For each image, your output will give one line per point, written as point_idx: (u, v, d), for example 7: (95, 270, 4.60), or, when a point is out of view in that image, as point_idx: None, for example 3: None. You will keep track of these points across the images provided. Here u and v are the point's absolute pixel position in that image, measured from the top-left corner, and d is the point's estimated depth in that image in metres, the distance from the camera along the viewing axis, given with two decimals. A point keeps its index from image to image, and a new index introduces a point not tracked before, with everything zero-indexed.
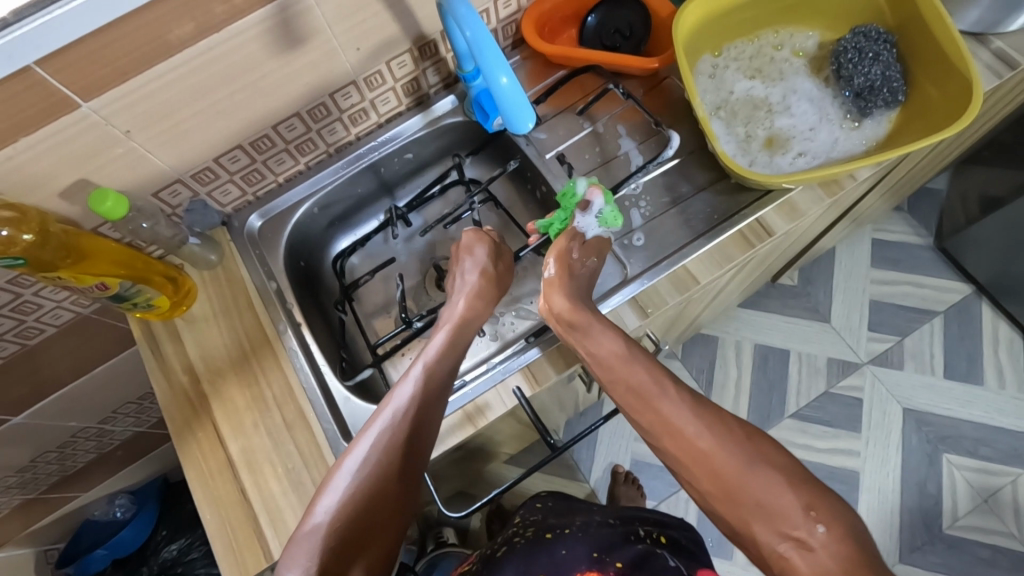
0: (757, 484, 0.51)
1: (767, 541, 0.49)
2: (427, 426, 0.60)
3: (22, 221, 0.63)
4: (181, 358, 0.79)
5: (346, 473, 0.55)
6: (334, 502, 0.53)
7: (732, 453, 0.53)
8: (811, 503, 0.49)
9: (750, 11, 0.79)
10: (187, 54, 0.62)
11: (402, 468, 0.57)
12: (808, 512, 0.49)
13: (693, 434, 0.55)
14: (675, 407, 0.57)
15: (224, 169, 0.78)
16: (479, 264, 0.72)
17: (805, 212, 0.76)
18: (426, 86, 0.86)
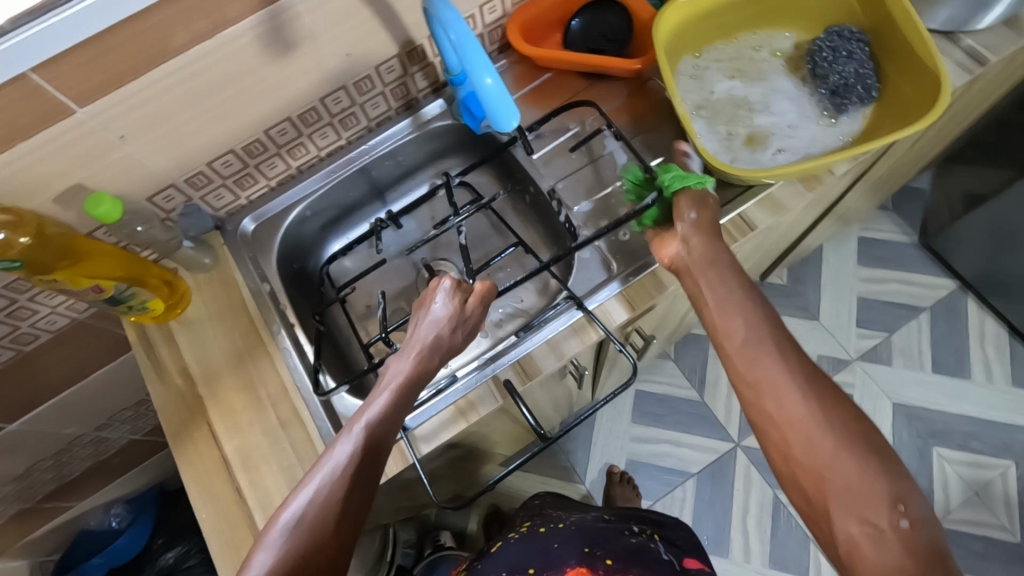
0: (846, 466, 0.50)
1: (846, 526, 0.49)
2: (369, 481, 0.59)
3: (19, 224, 0.64)
4: (176, 360, 0.80)
5: (280, 529, 0.55)
6: (268, 559, 0.53)
7: (829, 442, 0.51)
8: (899, 496, 0.48)
9: (729, 13, 0.82)
10: (182, 60, 0.64)
11: (340, 525, 0.56)
12: (896, 505, 0.47)
13: (779, 408, 0.54)
14: (789, 373, 0.55)
15: (217, 173, 0.79)
16: (435, 318, 0.68)
17: (787, 207, 0.78)
18: (415, 90, 0.88)
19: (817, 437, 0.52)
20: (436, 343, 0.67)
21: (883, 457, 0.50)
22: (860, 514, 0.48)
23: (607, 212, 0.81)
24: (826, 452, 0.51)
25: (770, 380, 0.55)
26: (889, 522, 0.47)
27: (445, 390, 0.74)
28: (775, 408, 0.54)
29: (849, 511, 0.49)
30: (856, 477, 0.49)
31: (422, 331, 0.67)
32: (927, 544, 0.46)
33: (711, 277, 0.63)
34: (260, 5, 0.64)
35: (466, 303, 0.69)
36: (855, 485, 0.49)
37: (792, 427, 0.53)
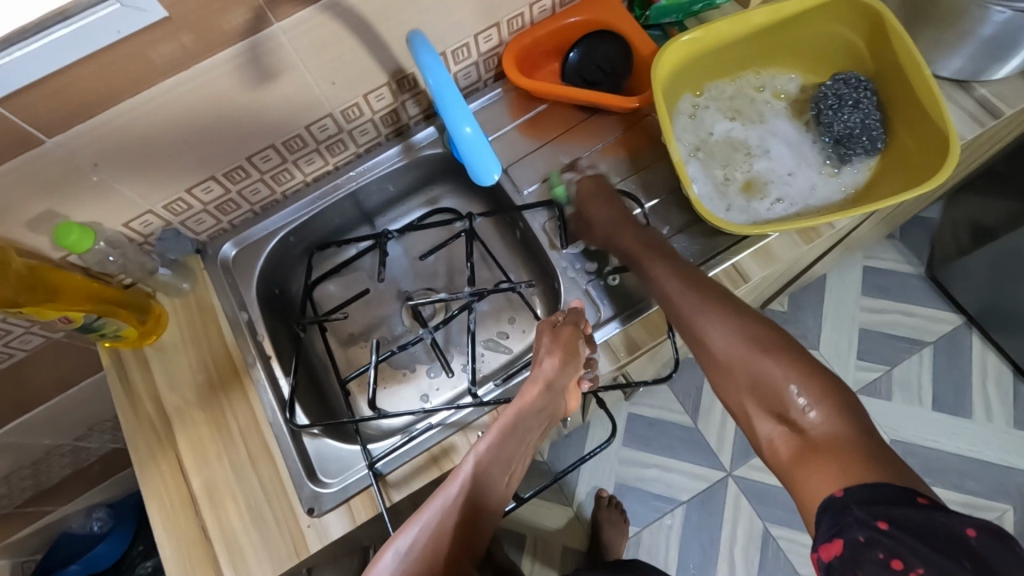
0: (766, 363, 0.62)
1: (769, 425, 0.61)
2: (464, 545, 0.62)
3: None
4: (148, 388, 0.78)
5: None
6: None
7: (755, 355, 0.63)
8: (795, 383, 0.60)
9: (732, 53, 0.78)
10: (156, 90, 0.61)
11: None
12: (793, 391, 0.60)
13: (717, 347, 0.65)
14: (713, 322, 0.65)
15: (197, 199, 0.77)
16: (542, 371, 0.68)
17: (782, 259, 0.75)
18: (406, 117, 0.86)
19: (757, 363, 0.62)
20: (483, 476, 0.64)
21: (800, 365, 0.61)
22: (774, 411, 0.61)
23: (597, 254, 0.79)
24: (756, 372, 0.62)
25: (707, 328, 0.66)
26: (795, 411, 0.59)
27: (418, 437, 0.73)
28: (710, 344, 0.65)
29: (765, 410, 0.61)
30: (768, 378, 0.61)
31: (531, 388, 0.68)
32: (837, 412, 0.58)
33: (655, 267, 0.71)
34: (239, 36, 0.61)
35: (568, 353, 0.69)
36: (768, 386, 0.61)
37: (724, 363, 0.64)
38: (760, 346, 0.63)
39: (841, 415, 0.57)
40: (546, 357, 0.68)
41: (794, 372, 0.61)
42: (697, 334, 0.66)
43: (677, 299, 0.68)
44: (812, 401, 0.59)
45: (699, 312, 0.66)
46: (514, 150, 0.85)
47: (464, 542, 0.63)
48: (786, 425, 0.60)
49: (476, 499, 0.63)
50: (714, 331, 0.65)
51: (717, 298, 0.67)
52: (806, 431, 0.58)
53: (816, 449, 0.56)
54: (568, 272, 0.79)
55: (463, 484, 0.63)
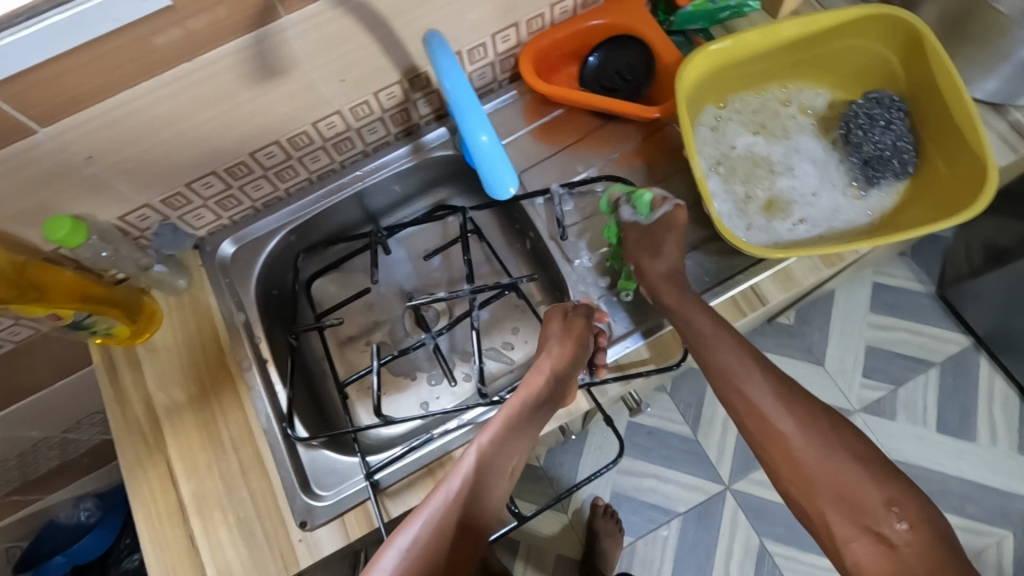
0: (848, 473, 0.59)
1: (863, 544, 0.57)
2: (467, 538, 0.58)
3: None
4: (140, 390, 0.75)
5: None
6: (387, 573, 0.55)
7: (828, 460, 0.60)
8: (894, 500, 0.57)
9: (760, 64, 0.75)
10: (156, 82, 0.58)
11: None
12: (892, 510, 0.57)
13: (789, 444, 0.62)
14: (768, 397, 0.64)
15: (196, 194, 0.74)
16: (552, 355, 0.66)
17: (803, 282, 0.72)
18: (417, 116, 0.83)
19: (833, 466, 0.60)
20: (487, 466, 0.61)
21: (891, 479, 0.59)
22: (862, 523, 0.57)
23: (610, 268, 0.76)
24: (844, 488, 0.59)
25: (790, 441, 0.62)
26: (887, 527, 0.56)
27: (420, 446, 0.69)
28: (792, 457, 0.61)
29: (852, 524, 0.58)
30: (852, 488, 0.59)
31: (541, 371, 0.66)
32: (931, 536, 0.56)
33: (748, 382, 0.64)
34: (246, 28, 0.58)
35: (580, 332, 0.68)
36: (852, 496, 0.58)
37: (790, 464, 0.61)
38: (845, 452, 0.60)
39: (935, 540, 0.55)
40: (553, 344, 0.67)
41: (879, 488, 0.58)
42: (790, 458, 0.61)
43: (758, 401, 0.64)
44: (907, 517, 0.56)
45: (783, 418, 0.63)
46: (527, 156, 0.82)
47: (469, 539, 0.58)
48: (874, 539, 0.57)
49: (482, 489, 0.60)
50: (799, 451, 0.61)
51: (838, 421, 0.63)
52: (900, 547, 0.56)
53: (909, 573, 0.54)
54: (579, 284, 0.76)
55: (467, 476, 0.60)
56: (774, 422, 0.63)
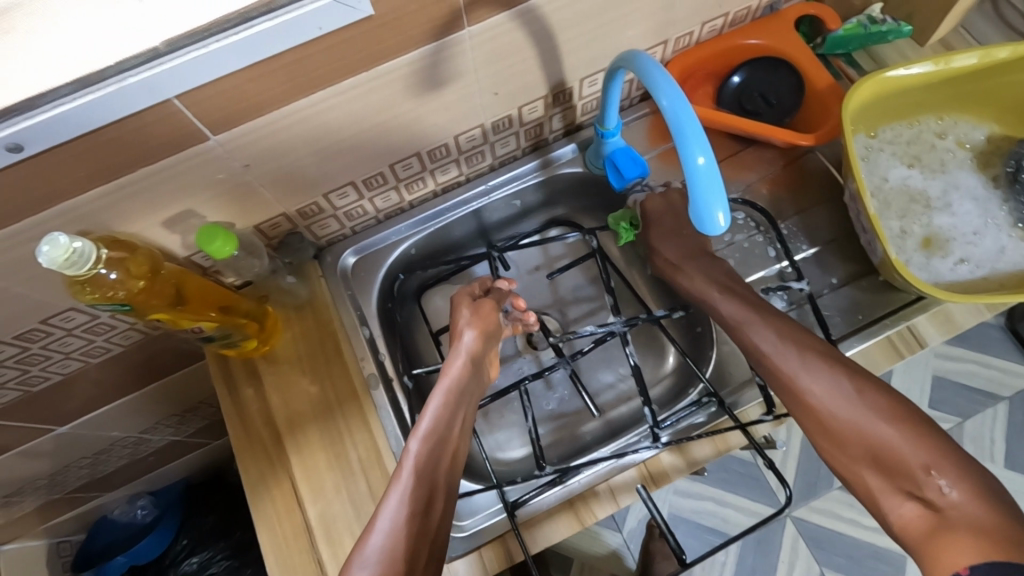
0: (879, 430, 0.55)
1: (897, 501, 0.53)
2: (435, 497, 0.59)
3: (135, 261, 0.56)
4: (260, 403, 0.72)
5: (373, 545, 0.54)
6: (383, 536, 0.55)
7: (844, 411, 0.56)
8: (929, 463, 0.52)
9: (921, 94, 0.72)
10: (330, 91, 0.55)
11: (417, 542, 0.56)
12: (926, 470, 0.51)
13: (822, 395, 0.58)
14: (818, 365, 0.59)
15: (330, 204, 0.72)
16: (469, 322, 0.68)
17: (963, 325, 0.69)
18: (548, 131, 0.80)
19: (876, 429, 0.55)
20: (431, 460, 0.59)
21: (934, 445, 0.52)
22: (901, 487, 0.53)
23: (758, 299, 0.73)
24: (883, 443, 0.54)
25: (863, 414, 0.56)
26: (923, 488, 0.51)
27: (566, 479, 0.67)
28: (830, 417, 0.57)
29: (894, 488, 0.53)
30: (892, 448, 0.54)
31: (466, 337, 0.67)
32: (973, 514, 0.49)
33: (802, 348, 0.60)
34: (427, 39, 0.55)
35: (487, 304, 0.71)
36: (892, 457, 0.53)
37: (835, 426, 0.57)
38: (918, 427, 0.54)
39: (983, 497, 0.49)
40: (467, 331, 0.67)
41: (922, 449, 0.52)
42: (825, 420, 0.57)
43: (799, 369, 0.59)
44: (947, 476, 0.51)
45: (817, 377, 0.58)
46: (659, 178, 0.80)
47: (419, 535, 0.56)
48: (916, 499, 0.52)
49: (427, 483, 0.58)
50: (829, 404, 0.57)
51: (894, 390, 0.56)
52: (944, 511, 0.50)
53: (979, 527, 0.48)
54: None
55: (415, 472, 0.58)
56: (809, 387, 0.59)
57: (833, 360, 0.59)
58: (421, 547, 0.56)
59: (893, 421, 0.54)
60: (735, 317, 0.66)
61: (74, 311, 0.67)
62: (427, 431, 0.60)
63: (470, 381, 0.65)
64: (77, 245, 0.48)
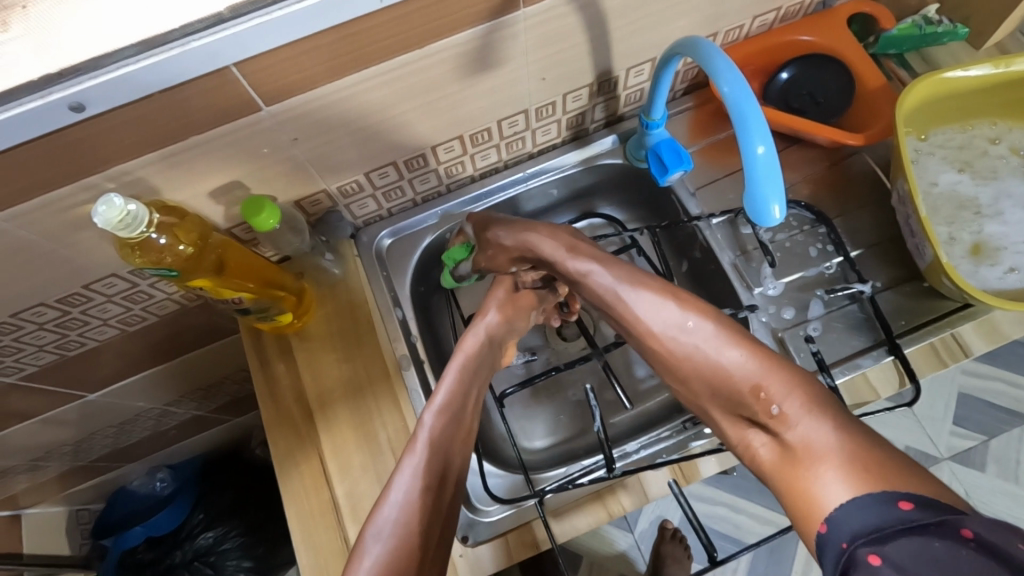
0: (697, 357, 0.54)
1: (740, 429, 0.52)
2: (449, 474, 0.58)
3: (185, 228, 0.57)
4: (292, 379, 0.73)
5: (387, 514, 0.53)
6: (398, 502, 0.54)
7: (677, 346, 0.55)
8: (760, 386, 0.50)
9: (976, 98, 0.71)
10: (382, 67, 0.55)
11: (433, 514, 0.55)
12: (758, 395, 0.50)
13: (653, 320, 0.56)
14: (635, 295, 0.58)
15: (371, 183, 0.72)
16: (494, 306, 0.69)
17: (1010, 336, 0.67)
18: (590, 121, 0.79)
19: (720, 354, 0.53)
20: (444, 434, 0.59)
21: (772, 367, 0.50)
22: (745, 417, 0.51)
23: (797, 300, 0.71)
24: (744, 373, 0.51)
25: (700, 357, 0.54)
26: (765, 413, 0.49)
27: (597, 470, 0.66)
28: (669, 353, 0.55)
29: (735, 416, 0.52)
30: (727, 374, 0.52)
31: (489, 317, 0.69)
32: (804, 436, 0.47)
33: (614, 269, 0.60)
34: (482, 18, 0.55)
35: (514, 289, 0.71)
36: (730, 385, 0.52)
37: (680, 361, 0.55)
38: (730, 347, 0.53)
39: (821, 409, 0.47)
40: (490, 310, 0.69)
41: (750, 369, 0.51)
42: (667, 356, 0.56)
43: (629, 300, 0.58)
44: (776, 397, 0.49)
45: (634, 296, 0.58)
46: (700, 174, 0.79)
47: (431, 507, 0.55)
48: (767, 433, 0.50)
49: (437, 455, 0.57)
50: (674, 344, 0.55)
51: (704, 303, 0.55)
52: (788, 435, 0.48)
53: (806, 451, 0.46)
54: (760, 314, 0.71)
55: (429, 444, 0.57)
56: (645, 318, 0.57)
57: (636, 278, 0.59)
58: (433, 519, 0.55)
59: (751, 354, 0.51)
60: (563, 259, 0.63)
61: (115, 278, 0.68)
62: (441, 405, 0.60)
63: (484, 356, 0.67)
64: (131, 209, 0.48)
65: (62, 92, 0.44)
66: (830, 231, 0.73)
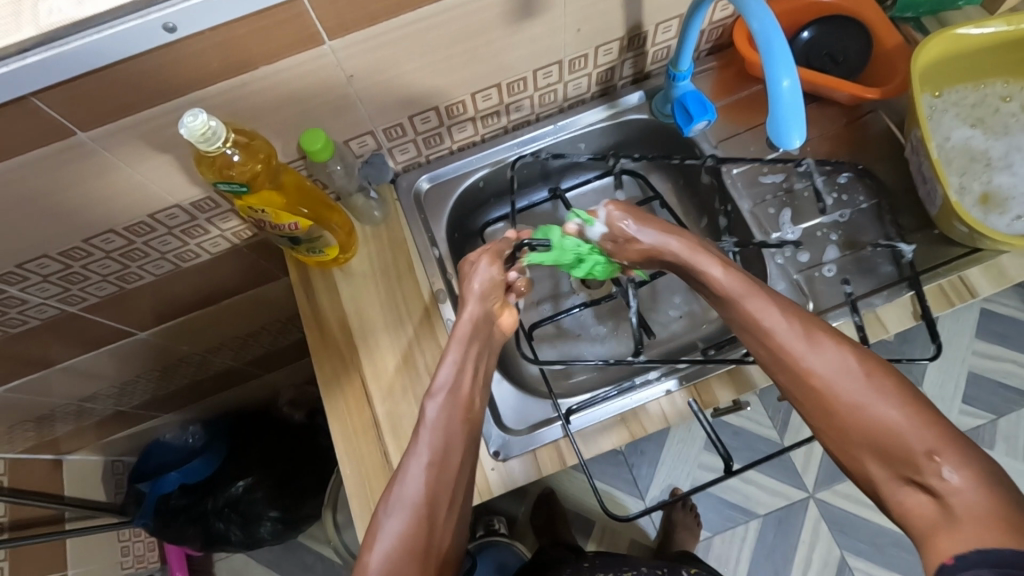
0: (852, 396, 0.52)
1: (897, 488, 0.51)
2: (452, 458, 0.58)
3: (255, 152, 0.63)
4: (336, 309, 0.78)
5: (395, 502, 0.55)
6: (407, 492, 0.55)
7: (831, 384, 0.53)
8: (935, 448, 0.49)
9: (989, 56, 0.74)
10: (434, 8, 0.60)
11: (441, 503, 0.56)
12: (930, 456, 0.48)
13: (762, 314, 0.57)
14: (777, 312, 0.57)
15: (413, 128, 0.77)
16: (486, 275, 0.66)
17: (1015, 279, 0.71)
18: (618, 77, 0.84)
19: (878, 411, 0.51)
20: (446, 417, 0.59)
21: (902, 395, 0.51)
22: (903, 474, 0.50)
23: (812, 245, 0.76)
24: (889, 425, 0.50)
25: (837, 388, 0.53)
26: (930, 475, 0.48)
27: (618, 395, 0.71)
28: (805, 374, 0.54)
29: (891, 473, 0.51)
30: (891, 432, 0.50)
31: (475, 286, 0.66)
32: (973, 502, 0.46)
33: (757, 308, 0.58)
34: None
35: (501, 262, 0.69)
36: (891, 439, 0.50)
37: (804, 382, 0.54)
38: (882, 380, 0.52)
39: (984, 483, 0.47)
40: (475, 278, 0.66)
41: (924, 430, 0.49)
42: (830, 402, 0.53)
43: (758, 310, 0.57)
44: (949, 462, 0.48)
45: (791, 331, 0.56)
46: (722, 128, 0.83)
47: (462, 408, 0.60)
48: (926, 491, 0.49)
49: (466, 360, 0.62)
50: (822, 375, 0.53)
51: (873, 361, 0.53)
52: (945, 496, 0.47)
53: (976, 515, 0.46)
54: (776, 257, 0.76)
55: (432, 428, 0.58)
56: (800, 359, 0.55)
57: (815, 328, 0.56)
58: (467, 418, 0.60)
59: (844, 352, 0.54)
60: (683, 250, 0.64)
61: (177, 209, 0.74)
62: (440, 387, 0.61)
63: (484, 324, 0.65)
64: (212, 124, 0.54)
65: (158, 13, 0.50)
66: (843, 180, 0.78)
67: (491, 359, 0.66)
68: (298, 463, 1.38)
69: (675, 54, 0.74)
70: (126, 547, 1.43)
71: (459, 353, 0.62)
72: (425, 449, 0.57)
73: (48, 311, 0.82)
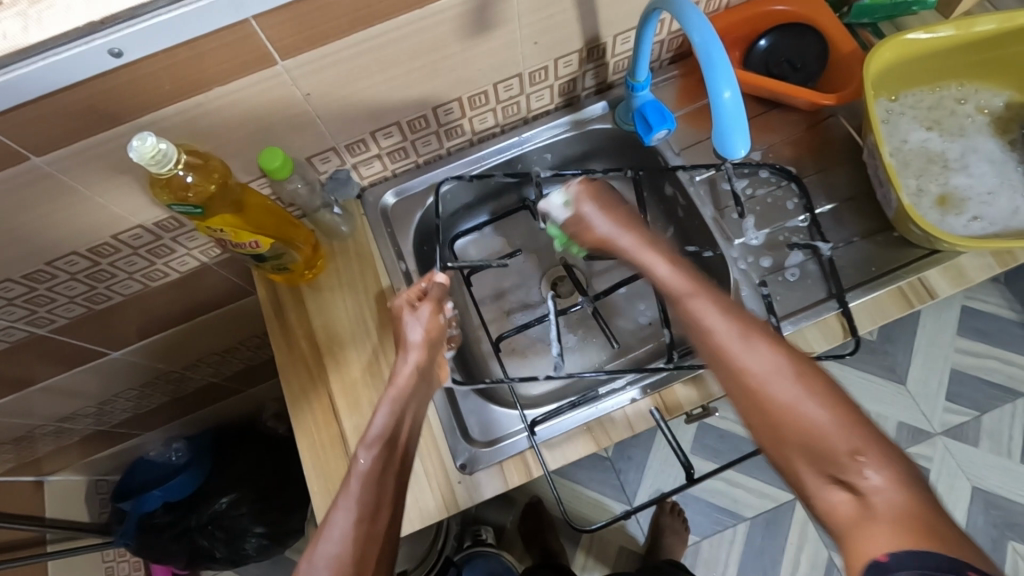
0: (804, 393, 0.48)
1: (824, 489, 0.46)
2: (385, 512, 0.55)
3: (208, 170, 0.64)
4: (305, 325, 0.78)
5: (320, 556, 0.51)
6: (332, 548, 0.51)
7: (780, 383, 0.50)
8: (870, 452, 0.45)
9: (942, 60, 0.75)
10: (386, 26, 0.61)
11: (369, 562, 0.52)
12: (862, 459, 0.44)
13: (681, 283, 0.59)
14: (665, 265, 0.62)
15: (376, 143, 0.77)
16: (423, 322, 0.67)
17: (974, 279, 0.71)
18: (581, 88, 0.84)
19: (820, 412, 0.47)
20: (382, 467, 0.57)
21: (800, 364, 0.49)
22: (829, 473, 0.45)
23: (777, 249, 0.76)
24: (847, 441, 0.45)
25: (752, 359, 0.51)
26: (853, 475, 0.44)
27: (584, 404, 0.71)
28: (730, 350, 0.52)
29: (815, 472, 0.46)
30: (817, 430, 0.46)
31: (415, 334, 0.67)
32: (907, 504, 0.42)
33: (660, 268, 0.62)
34: None
35: (439, 313, 0.69)
36: (821, 439, 0.46)
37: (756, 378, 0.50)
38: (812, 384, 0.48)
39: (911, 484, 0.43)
40: (413, 332, 0.67)
41: (848, 430, 0.45)
42: (760, 401, 0.49)
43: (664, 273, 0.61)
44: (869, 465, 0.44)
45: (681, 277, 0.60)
46: (685, 135, 0.84)
47: (397, 456, 0.59)
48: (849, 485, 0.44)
49: (403, 412, 0.62)
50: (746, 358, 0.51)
51: (807, 365, 0.50)
52: (866, 497, 0.43)
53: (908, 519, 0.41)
54: (739, 262, 0.76)
55: (364, 478, 0.56)
56: (742, 365, 0.50)
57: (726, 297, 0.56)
58: (401, 470, 0.59)
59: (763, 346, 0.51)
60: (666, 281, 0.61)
61: (141, 229, 0.74)
62: (374, 436, 0.59)
63: (421, 387, 0.64)
64: (163, 146, 0.54)
65: (104, 39, 0.50)
66: (803, 185, 0.78)
67: (423, 403, 0.65)
68: (282, 478, 1.37)
69: (632, 60, 0.74)
70: (111, 567, 1.42)
71: (396, 404, 0.62)
72: (355, 500, 0.54)
73: (17, 333, 0.82)
